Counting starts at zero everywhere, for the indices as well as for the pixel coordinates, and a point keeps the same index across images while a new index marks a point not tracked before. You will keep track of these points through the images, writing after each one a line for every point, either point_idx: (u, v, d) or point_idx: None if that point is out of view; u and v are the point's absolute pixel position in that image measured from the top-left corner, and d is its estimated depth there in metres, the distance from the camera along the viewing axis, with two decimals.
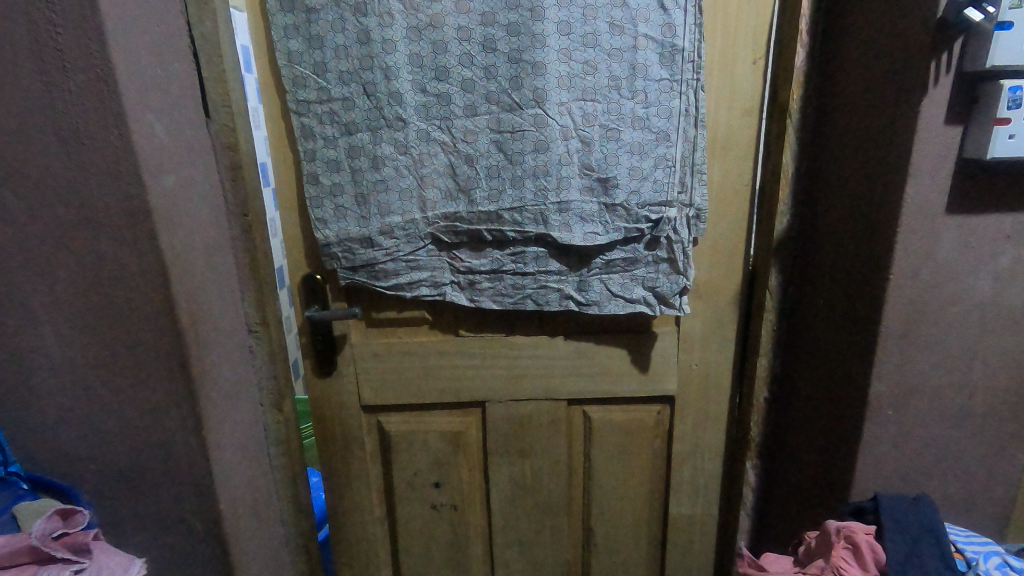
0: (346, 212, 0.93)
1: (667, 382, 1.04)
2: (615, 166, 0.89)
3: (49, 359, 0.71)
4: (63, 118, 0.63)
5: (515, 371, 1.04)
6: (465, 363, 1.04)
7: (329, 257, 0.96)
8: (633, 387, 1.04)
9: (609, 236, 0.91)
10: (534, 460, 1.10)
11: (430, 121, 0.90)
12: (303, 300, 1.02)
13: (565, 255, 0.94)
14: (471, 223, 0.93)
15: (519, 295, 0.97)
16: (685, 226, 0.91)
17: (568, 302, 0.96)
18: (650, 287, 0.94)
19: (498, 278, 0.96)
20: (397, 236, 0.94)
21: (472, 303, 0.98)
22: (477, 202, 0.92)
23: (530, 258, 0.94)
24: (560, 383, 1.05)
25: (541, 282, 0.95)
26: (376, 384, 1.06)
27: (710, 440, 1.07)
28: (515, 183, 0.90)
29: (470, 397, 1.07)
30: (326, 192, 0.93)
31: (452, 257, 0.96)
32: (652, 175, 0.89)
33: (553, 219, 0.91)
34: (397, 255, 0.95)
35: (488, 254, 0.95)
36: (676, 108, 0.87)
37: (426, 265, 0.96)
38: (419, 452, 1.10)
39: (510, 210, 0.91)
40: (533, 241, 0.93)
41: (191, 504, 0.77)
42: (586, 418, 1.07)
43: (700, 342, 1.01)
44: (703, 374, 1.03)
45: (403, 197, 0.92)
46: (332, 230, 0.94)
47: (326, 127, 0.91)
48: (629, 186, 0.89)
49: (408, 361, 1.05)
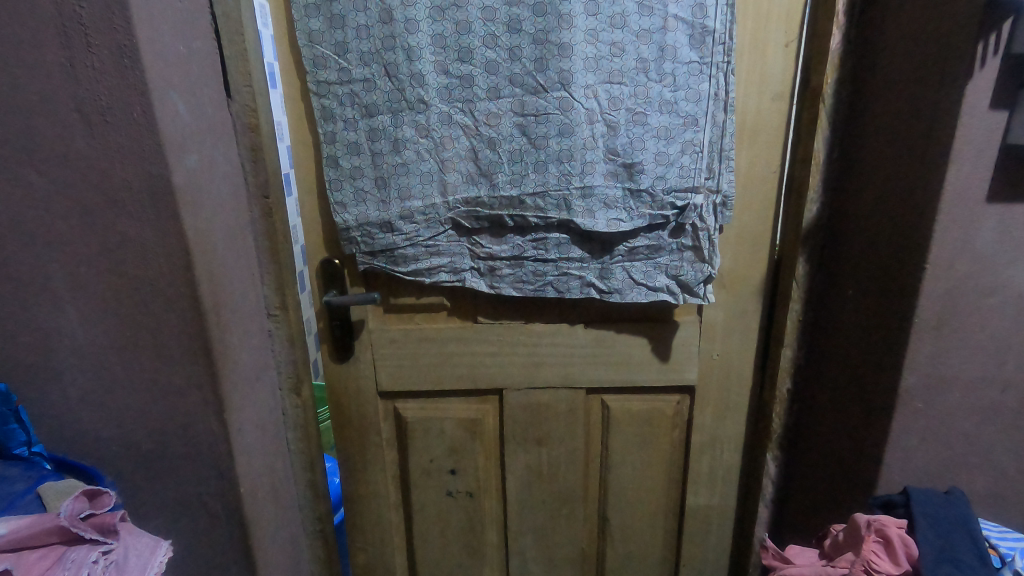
0: (366, 195, 0.93)
1: (687, 372, 1.02)
2: (641, 152, 0.87)
3: (71, 340, 0.70)
4: (86, 95, 0.62)
5: (534, 359, 1.04)
6: (482, 350, 1.04)
7: (348, 242, 0.96)
8: (653, 376, 1.03)
9: (633, 223, 0.89)
10: (551, 449, 1.09)
11: (452, 103, 0.88)
12: (322, 284, 1.01)
13: (587, 243, 0.92)
14: (493, 208, 0.92)
15: (540, 283, 0.96)
16: (711, 213, 0.89)
17: (589, 290, 0.95)
18: (674, 275, 0.93)
19: (518, 265, 0.95)
20: (417, 221, 0.93)
21: (491, 289, 0.97)
22: (499, 186, 0.91)
23: (552, 245, 0.93)
24: (578, 371, 1.04)
25: (563, 269, 0.94)
26: (393, 370, 1.06)
27: (729, 431, 1.05)
28: (539, 167, 0.89)
29: (488, 384, 1.06)
30: (346, 176, 0.93)
31: (473, 243, 0.95)
32: (678, 161, 0.87)
33: (576, 204, 0.89)
34: (416, 240, 0.95)
35: (509, 240, 0.94)
36: (705, 92, 0.85)
37: (446, 251, 0.95)
38: (435, 438, 1.10)
39: (533, 195, 0.90)
40: (556, 227, 0.92)
41: (212, 487, 0.77)
42: (604, 406, 1.06)
43: (722, 333, 1.00)
44: (726, 364, 1.02)
45: (424, 181, 0.92)
46: (351, 213, 0.94)
47: (346, 109, 0.90)
48: (653, 173, 0.88)
49: (425, 348, 1.04)
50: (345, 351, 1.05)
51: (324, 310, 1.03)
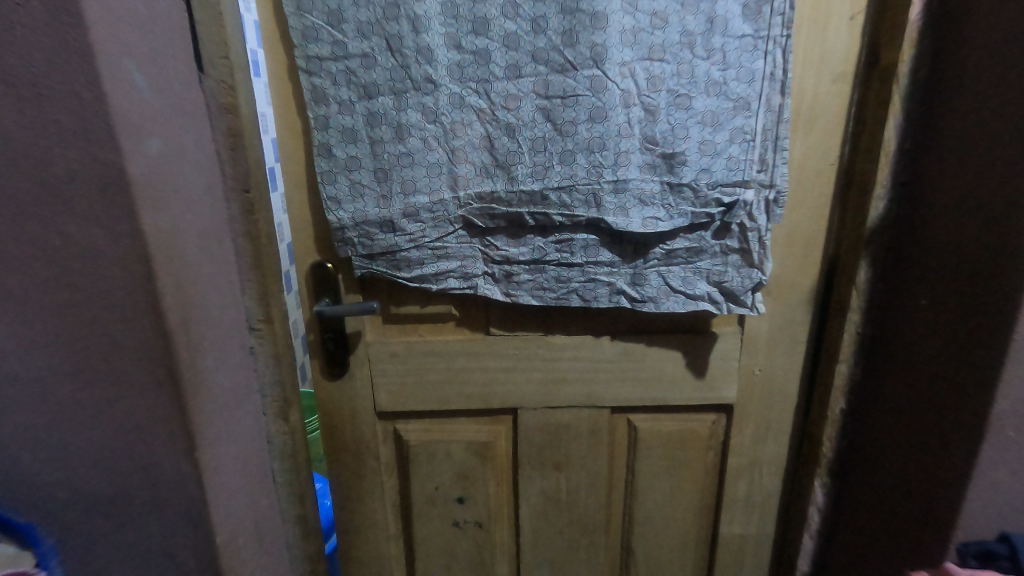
0: (364, 190, 0.81)
1: (725, 390, 0.92)
2: (683, 141, 0.75)
3: (6, 368, 0.57)
4: (14, 62, 0.49)
5: (553, 375, 0.92)
6: (495, 366, 0.92)
7: (342, 243, 0.84)
8: (686, 394, 0.92)
9: (672, 222, 0.78)
10: (570, 474, 0.98)
11: (465, 84, 0.77)
12: (313, 292, 0.89)
13: (618, 245, 0.81)
14: (510, 205, 0.80)
15: (563, 290, 0.84)
16: (762, 211, 0.78)
17: (620, 298, 0.83)
18: (716, 282, 0.82)
19: (539, 271, 0.83)
20: (423, 220, 0.82)
21: (507, 297, 0.86)
22: (518, 180, 0.79)
23: (578, 247, 0.81)
24: (603, 389, 0.93)
25: (590, 275, 0.83)
26: (394, 388, 0.95)
27: (770, 454, 0.95)
28: (565, 158, 0.77)
29: (501, 403, 0.95)
30: (341, 168, 0.81)
31: (487, 245, 0.84)
32: (726, 151, 0.76)
33: (607, 201, 0.78)
34: (422, 242, 0.83)
35: (529, 242, 0.82)
36: (759, 71, 0.74)
37: (455, 254, 0.84)
38: (441, 463, 0.98)
39: (558, 189, 0.78)
40: (583, 227, 0.80)
41: (182, 539, 0.64)
42: (631, 427, 0.96)
43: (766, 346, 0.89)
44: (769, 381, 0.91)
45: (431, 174, 0.80)
46: (347, 210, 0.82)
47: (341, 89, 0.78)
48: (696, 165, 0.76)
49: (430, 363, 0.93)
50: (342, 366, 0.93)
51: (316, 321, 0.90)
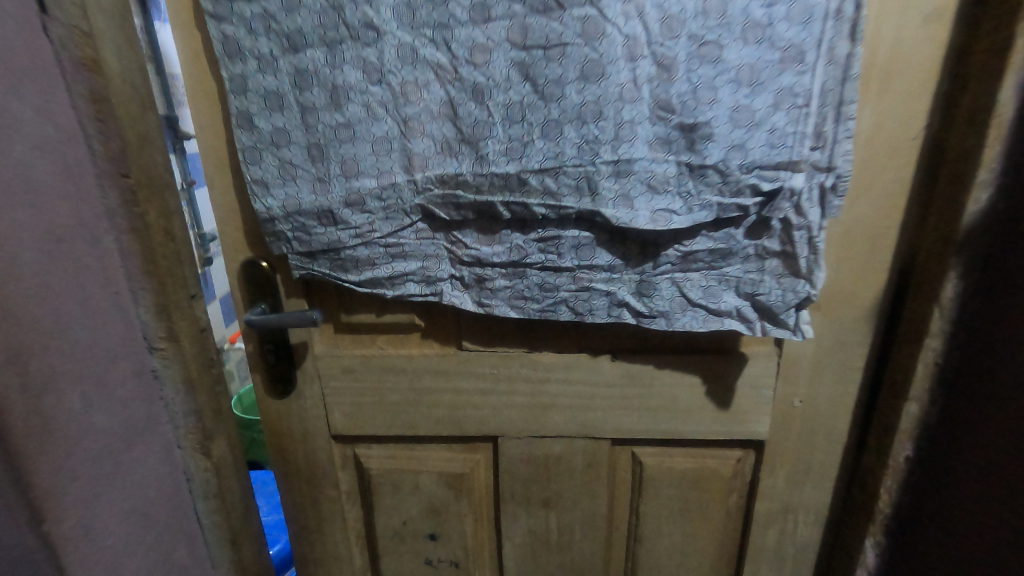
0: (296, 172, 0.64)
1: (755, 424, 0.73)
2: (709, 107, 0.56)
3: None
4: None
5: (540, 400, 0.75)
6: (469, 387, 0.76)
7: (274, 238, 0.67)
8: (704, 428, 0.74)
9: (691, 217, 0.59)
10: (562, 513, 0.82)
11: (417, 31, 0.58)
12: (246, 296, 0.73)
13: (620, 244, 0.63)
14: (480, 191, 0.62)
15: (549, 301, 0.66)
16: (814, 203, 0.57)
17: (621, 312, 0.65)
18: (748, 295, 0.62)
19: (518, 276, 0.65)
20: (371, 210, 0.65)
21: (480, 307, 0.68)
22: (488, 159, 0.60)
23: (568, 247, 0.63)
24: (601, 417, 0.75)
25: (583, 282, 0.64)
26: (351, 408, 0.79)
27: (808, 500, 0.77)
28: (549, 130, 0.58)
29: (478, 430, 0.78)
30: (266, 143, 0.63)
31: (453, 241, 0.66)
32: (768, 121, 0.56)
33: (605, 187, 0.59)
34: (370, 237, 0.66)
35: (504, 239, 0.64)
36: (819, 7, 0.53)
37: (414, 254, 0.67)
38: (409, 495, 0.83)
39: (540, 172, 0.59)
40: (574, 221, 0.62)
41: None
42: (635, 462, 0.78)
43: (809, 373, 0.70)
44: (812, 415, 0.72)
45: (378, 150, 0.62)
46: (277, 197, 0.65)
47: (258, 40, 0.60)
48: (727, 139, 0.56)
49: (392, 382, 0.77)
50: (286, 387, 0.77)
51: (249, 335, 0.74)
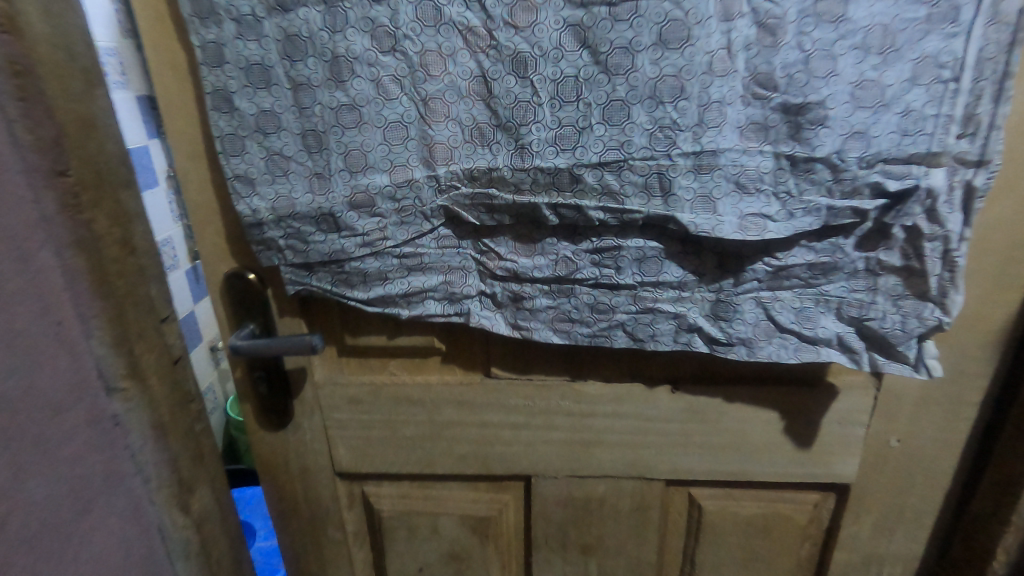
0: (288, 165, 0.51)
1: (841, 466, 0.61)
2: (825, 82, 0.43)
3: None
4: None
5: (583, 435, 0.63)
6: (499, 420, 0.64)
7: (263, 247, 0.55)
8: (779, 469, 0.62)
9: (792, 224, 0.46)
10: (604, 561, 0.71)
11: None
12: (233, 315, 0.61)
13: (694, 257, 0.50)
14: (520, 190, 0.49)
15: (602, 325, 0.54)
16: (954, 207, 0.44)
17: (691, 338, 0.53)
18: (853, 319, 0.50)
19: (564, 294, 0.53)
20: (382, 213, 0.52)
21: (515, 331, 0.56)
22: (532, 150, 0.48)
23: (628, 259, 0.50)
24: (655, 456, 0.64)
25: (645, 303, 0.52)
26: (358, 443, 0.67)
27: (897, 551, 0.65)
28: (612, 112, 0.45)
29: (507, 469, 0.66)
30: (250, 129, 0.51)
31: (483, 251, 0.53)
32: (901, 100, 0.43)
33: (681, 186, 0.46)
34: (381, 246, 0.53)
35: (548, 250, 0.52)
36: None
37: (435, 267, 0.54)
38: (426, 538, 0.72)
39: (599, 166, 0.47)
40: (637, 228, 0.49)
41: None
42: (693, 505, 0.67)
43: (911, 407, 0.58)
44: (911, 456, 0.60)
45: (391, 138, 0.49)
46: (265, 196, 0.53)
47: None
48: (845, 125, 0.43)
49: (407, 414, 0.65)
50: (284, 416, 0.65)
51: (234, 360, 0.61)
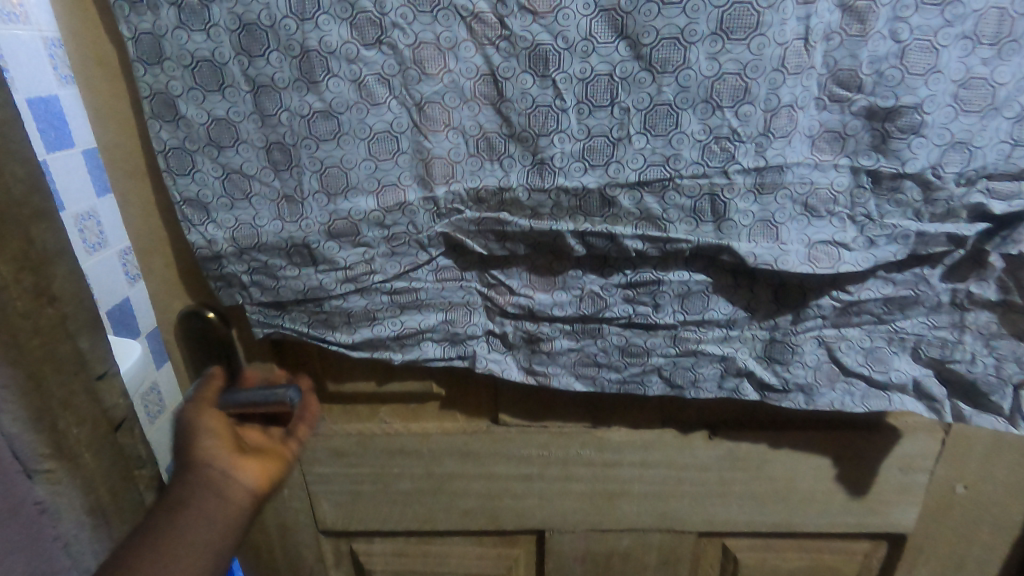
0: (251, 186, 0.42)
1: (898, 515, 0.54)
2: (924, 80, 0.34)
3: None
4: None
5: (606, 487, 0.55)
6: (508, 473, 0.55)
7: (224, 284, 0.45)
8: (828, 520, 0.55)
9: (872, 254, 0.38)
10: None
11: None
12: (194, 359, 0.51)
13: (746, 291, 0.42)
14: (539, 215, 0.40)
15: (634, 370, 0.45)
16: None
17: (740, 384, 0.45)
18: (935, 362, 0.42)
19: (589, 335, 0.44)
20: (368, 242, 0.42)
21: (529, 376, 0.47)
22: (554, 165, 0.39)
23: (669, 296, 0.42)
24: (687, 508, 0.56)
25: (687, 345, 0.44)
26: (345, 500, 0.58)
27: None
28: (655, 119, 0.36)
29: (518, 524, 0.58)
30: (202, 143, 0.41)
31: (491, 286, 0.45)
32: (1013, 104, 0.35)
33: (738, 209, 0.38)
34: (367, 282, 0.44)
35: (571, 284, 0.43)
36: None
37: (433, 304, 0.45)
38: None
39: (637, 186, 0.38)
40: (680, 260, 0.41)
41: None
42: (727, 556, 0.59)
43: (981, 450, 0.51)
44: (977, 502, 0.53)
45: (378, 152, 0.40)
46: (223, 224, 0.43)
47: None
48: (943, 133, 0.35)
49: (401, 467, 0.56)
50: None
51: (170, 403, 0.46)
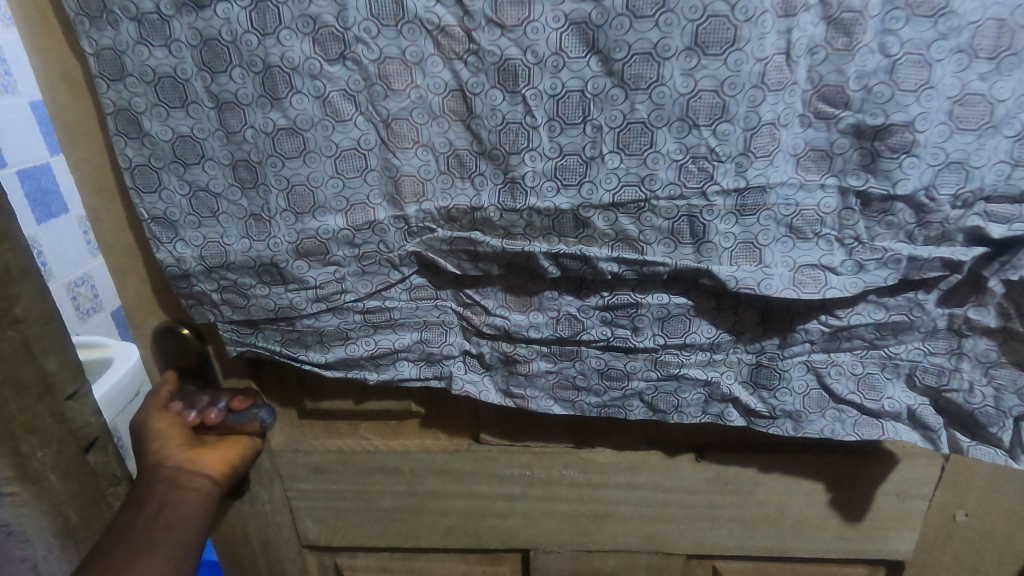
0: (219, 204, 0.41)
1: (896, 542, 0.52)
2: (916, 96, 0.32)
3: None
4: None
5: (591, 508, 0.54)
6: (491, 493, 0.54)
7: (196, 302, 0.44)
8: (822, 546, 0.53)
9: (861, 279, 0.36)
10: None
11: None
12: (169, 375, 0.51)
13: (730, 314, 0.40)
14: (512, 236, 0.39)
15: (614, 394, 0.43)
16: None
17: (725, 410, 0.43)
18: (929, 390, 0.40)
19: (567, 358, 0.43)
20: (339, 261, 0.41)
21: (507, 399, 0.46)
22: (526, 185, 0.37)
23: (648, 319, 0.40)
24: (676, 531, 0.54)
25: (669, 369, 0.42)
26: (327, 517, 0.57)
27: None
28: (630, 137, 0.35)
29: (502, 544, 0.57)
30: (168, 160, 0.40)
31: (467, 306, 0.43)
32: (1013, 121, 0.32)
33: (719, 231, 0.36)
34: (339, 302, 0.43)
35: (547, 306, 0.41)
36: None
37: (407, 323, 0.44)
38: None
39: (613, 207, 0.36)
40: (660, 282, 0.39)
41: None
42: None
43: (984, 477, 0.48)
44: (979, 530, 0.51)
45: (346, 170, 0.39)
46: (191, 242, 0.42)
47: None
48: (938, 152, 0.33)
49: (382, 485, 0.55)
50: (233, 470, 0.46)
51: (150, 404, 0.46)
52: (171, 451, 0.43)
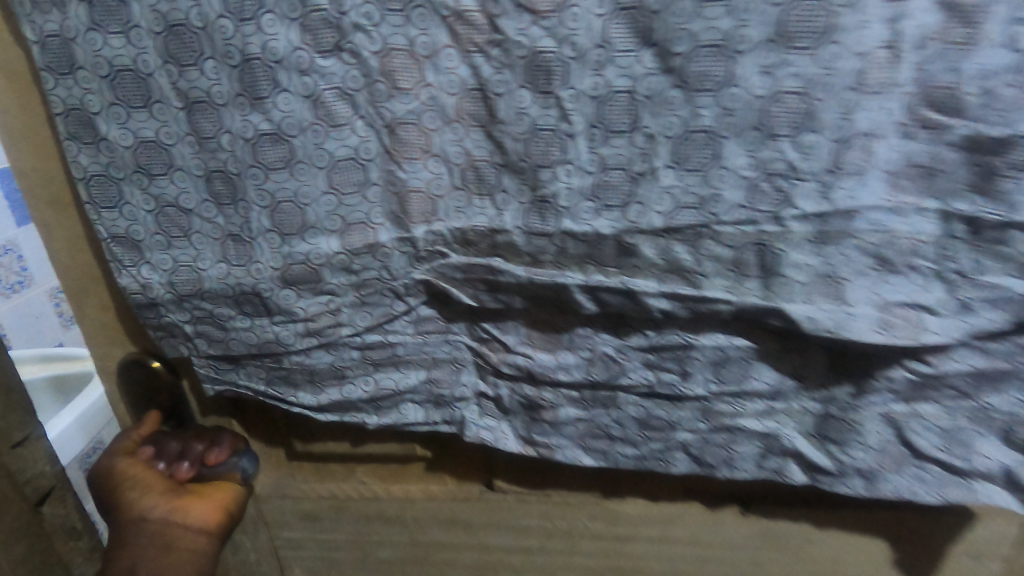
0: (190, 221, 0.35)
1: None
2: None
3: None
4: None
5: (618, 563, 0.47)
6: (505, 545, 0.48)
7: (166, 334, 0.38)
8: None
9: (967, 322, 0.29)
10: None
11: None
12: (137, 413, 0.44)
13: (795, 357, 0.34)
14: (541, 265, 0.32)
15: (654, 445, 0.37)
16: None
17: (786, 466, 0.37)
18: None
19: (600, 405, 0.37)
20: (333, 290, 0.35)
21: (528, 448, 0.39)
22: (562, 205, 0.31)
23: (700, 362, 0.34)
24: None
25: (720, 419, 0.36)
26: (320, 567, 0.51)
27: None
28: (690, 149, 0.29)
29: None
30: (130, 170, 0.33)
31: (482, 343, 0.37)
32: None
33: (793, 263, 0.30)
34: (333, 338, 0.36)
35: (578, 347, 0.35)
36: None
37: (413, 362, 0.37)
38: None
39: (666, 233, 0.30)
40: (715, 322, 0.33)
41: None
42: None
43: None
44: None
45: (341, 183, 0.32)
46: (159, 266, 0.36)
47: None
48: None
49: (381, 535, 0.49)
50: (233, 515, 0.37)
51: (116, 451, 0.37)
52: (153, 501, 0.34)
